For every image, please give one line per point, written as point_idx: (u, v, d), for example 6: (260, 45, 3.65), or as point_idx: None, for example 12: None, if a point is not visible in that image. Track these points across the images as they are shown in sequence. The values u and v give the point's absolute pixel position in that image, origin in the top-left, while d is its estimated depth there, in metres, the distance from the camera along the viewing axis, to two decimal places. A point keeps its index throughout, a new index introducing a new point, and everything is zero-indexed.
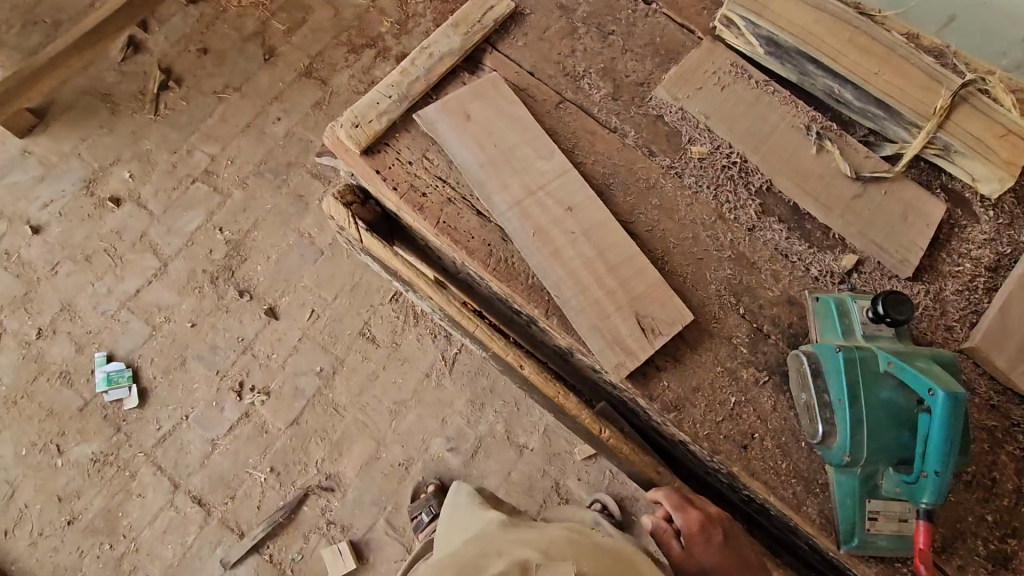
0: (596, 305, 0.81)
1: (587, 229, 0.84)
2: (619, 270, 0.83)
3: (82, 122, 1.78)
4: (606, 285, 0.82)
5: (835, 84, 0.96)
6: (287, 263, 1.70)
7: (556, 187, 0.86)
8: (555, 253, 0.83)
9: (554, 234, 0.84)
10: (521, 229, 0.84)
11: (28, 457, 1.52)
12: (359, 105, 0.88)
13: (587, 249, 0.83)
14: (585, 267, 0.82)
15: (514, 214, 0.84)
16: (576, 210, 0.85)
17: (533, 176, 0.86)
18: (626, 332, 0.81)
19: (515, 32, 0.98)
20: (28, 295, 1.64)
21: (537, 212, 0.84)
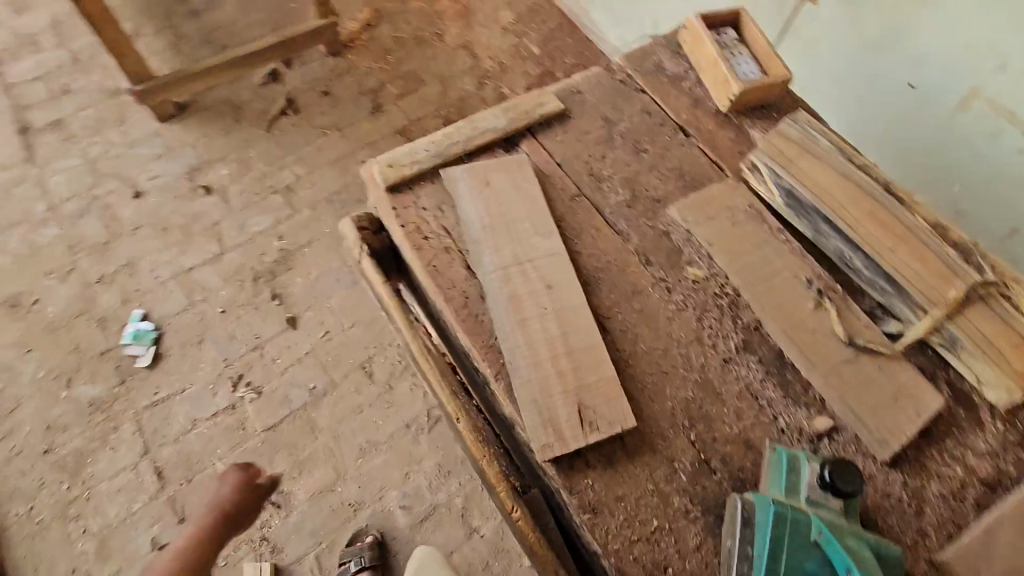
0: (543, 381, 0.83)
1: (558, 310, 0.88)
2: (576, 356, 0.85)
3: (210, 122, 2.11)
4: (558, 365, 0.84)
5: (847, 249, 0.98)
6: (323, 283, 1.85)
7: (543, 264, 0.91)
8: (521, 323, 0.86)
9: (526, 305, 0.88)
10: (496, 292, 0.88)
11: (40, 381, 1.66)
12: (400, 151, 1.01)
13: (552, 328, 0.86)
14: (544, 343, 0.85)
15: (496, 277, 0.89)
16: (555, 290, 0.89)
17: (525, 249, 0.92)
18: (563, 417, 0.81)
19: (557, 127, 1.09)
20: (107, 245, 1.87)
21: (518, 282, 0.89)
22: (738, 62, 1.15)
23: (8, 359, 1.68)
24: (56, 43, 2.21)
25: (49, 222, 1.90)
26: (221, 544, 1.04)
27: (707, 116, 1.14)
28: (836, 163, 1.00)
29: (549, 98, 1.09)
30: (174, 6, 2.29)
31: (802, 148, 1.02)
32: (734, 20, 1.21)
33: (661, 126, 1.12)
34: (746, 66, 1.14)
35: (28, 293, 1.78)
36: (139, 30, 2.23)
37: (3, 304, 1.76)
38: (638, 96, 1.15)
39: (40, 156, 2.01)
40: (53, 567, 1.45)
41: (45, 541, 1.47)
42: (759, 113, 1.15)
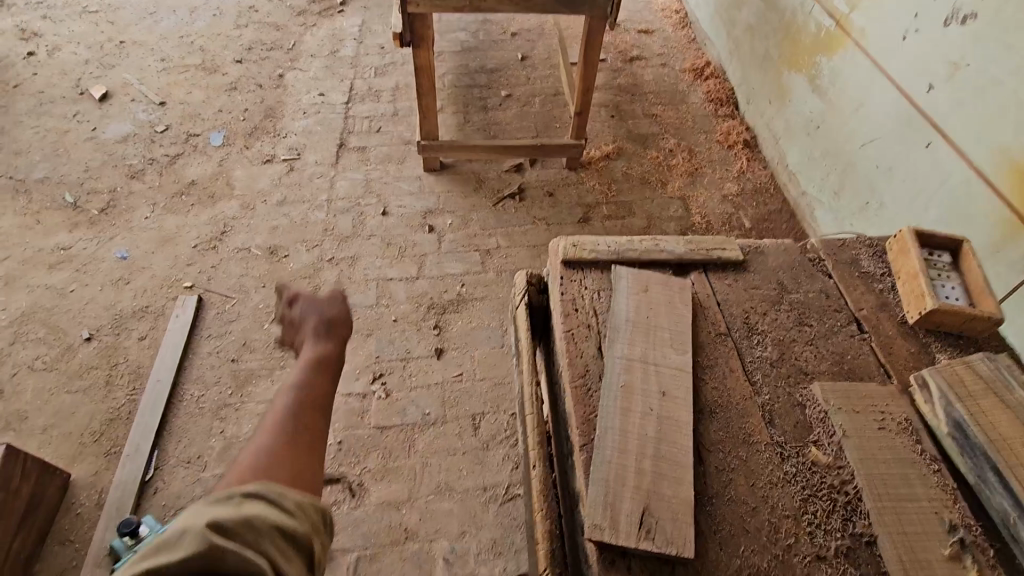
0: (621, 468, 0.88)
1: (662, 417, 0.94)
2: (662, 463, 0.89)
3: (458, 185, 2.63)
4: (641, 461, 0.89)
5: (1014, 513, 0.84)
6: (477, 334, 2.09)
7: (666, 375, 1.00)
8: (625, 411, 0.95)
9: (636, 400, 0.97)
10: (614, 376, 1.00)
11: (257, 310, 2.13)
12: (587, 239, 1.23)
13: (650, 428, 0.93)
14: (638, 438, 0.92)
15: (620, 365, 1.01)
16: (667, 399, 0.97)
17: (655, 355, 1.03)
18: (625, 510, 0.84)
19: (731, 273, 1.20)
20: (348, 239, 2.40)
21: (637, 376, 1.00)
22: (942, 286, 1.13)
23: (247, 287, 2.21)
24: (389, 100, 3.01)
25: (322, 209, 2.52)
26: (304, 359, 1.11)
27: (890, 321, 1.12)
28: None
29: (731, 246, 1.22)
30: (475, 100, 2.98)
31: (987, 387, 0.95)
32: (954, 248, 1.19)
33: (837, 311, 1.14)
34: (950, 292, 1.11)
35: (284, 249, 2.35)
36: (444, 108, 2.94)
37: (266, 249, 2.34)
38: (822, 277, 1.19)
39: (341, 165, 2.71)
40: (188, 446, 1.78)
41: (195, 424, 1.83)
42: (953, 340, 1.10)
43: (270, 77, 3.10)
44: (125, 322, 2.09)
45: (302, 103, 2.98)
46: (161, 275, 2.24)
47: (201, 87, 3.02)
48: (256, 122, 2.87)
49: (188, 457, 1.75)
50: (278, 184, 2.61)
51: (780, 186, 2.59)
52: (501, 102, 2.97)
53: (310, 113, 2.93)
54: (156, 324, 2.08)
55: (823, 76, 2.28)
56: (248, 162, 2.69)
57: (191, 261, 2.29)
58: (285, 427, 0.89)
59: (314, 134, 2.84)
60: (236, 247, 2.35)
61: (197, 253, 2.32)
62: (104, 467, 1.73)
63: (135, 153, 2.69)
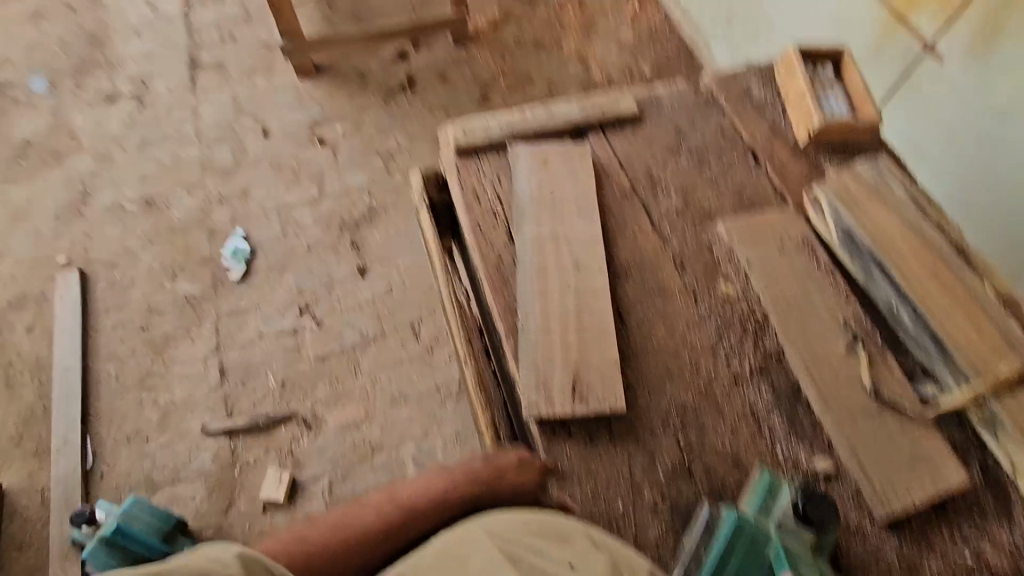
0: (548, 345, 0.90)
1: (580, 289, 0.95)
2: (585, 332, 0.91)
3: (339, 85, 2.37)
4: (566, 335, 0.91)
5: (895, 300, 0.93)
6: (397, 243, 2.01)
7: (577, 246, 1.00)
8: (543, 291, 0.95)
9: (552, 278, 0.96)
10: (528, 259, 0.98)
11: (154, 270, 1.94)
12: (477, 121, 1.14)
13: (569, 302, 0.94)
14: (559, 314, 0.93)
15: (532, 247, 0.99)
16: (582, 270, 0.97)
17: (563, 229, 1.01)
18: (557, 384, 0.87)
19: (629, 128, 1.17)
20: (231, 171, 2.16)
21: (550, 255, 0.99)
22: (828, 100, 1.14)
23: (133, 248, 1.99)
24: None
25: (193, 143, 2.23)
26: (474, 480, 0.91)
27: (783, 145, 1.13)
28: (904, 214, 0.97)
29: (626, 101, 1.18)
30: None
31: (870, 191, 1.00)
32: (835, 58, 1.19)
33: (733, 147, 1.14)
34: (835, 104, 1.13)
35: (162, 197, 2.10)
36: None
37: (142, 201, 2.08)
38: (717, 115, 1.17)
39: (200, 88, 2.36)
40: (122, 424, 1.69)
41: (123, 401, 1.72)
42: (842, 151, 1.13)
43: None
44: (4, 317, 1.86)
45: (130, 20, 2.50)
46: (27, 256, 1.97)
47: None
48: (81, 55, 2.41)
49: (126, 434, 1.67)
50: (132, 125, 2.26)
51: (676, 23, 2.48)
52: None
53: (144, 31, 2.48)
54: (42, 310, 1.87)
55: None
56: (87, 106, 2.29)
57: (58, 234, 2.02)
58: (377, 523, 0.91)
59: (157, 56, 2.42)
60: (106, 206, 2.07)
61: (62, 223, 2.04)
62: (37, 467, 1.64)
63: None
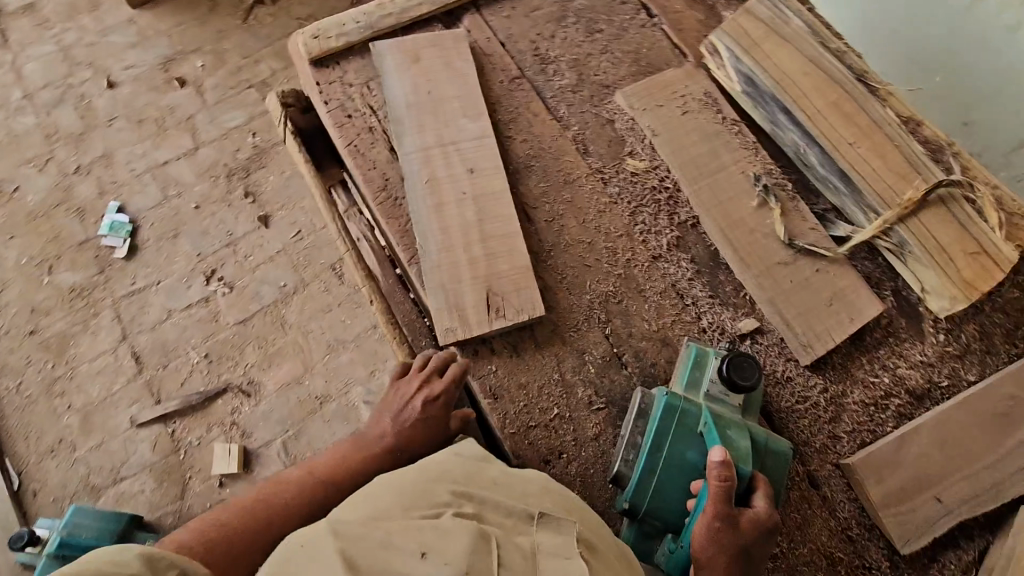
0: (453, 262, 0.83)
1: (478, 196, 0.86)
2: (490, 242, 0.84)
3: (185, 10, 2.03)
4: (470, 249, 0.84)
5: (804, 144, 0.88)
6: (295, 182, 1.82)
7: (467, 148, 0.89)
8: (438, 205, 0.86)
9: (446, 189, 0.87)
10: (415, 172, 0.88)
11: (25, 266, 1.71)
12: (328, 21, 0.97)
13: (468, 212, 0.85)
14: (459, 227, 0.85)
15: (417, 158, 0.88)
16: (477, 175, 0.88)
17: (448, 132, 0.90)
18: (470, 302, 0.81)
19: (505, 1, 1.02)
20: (82, 136, 1.87)
21: (438, 164, 0.88)
22: None
23: None
24: None
25: (26, 111, 1.89)
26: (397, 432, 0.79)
27: None
28: (804, 47, 0.90)
29: None
30: None
31: (768, 28, 0.92)
32: None
33: (623, 4, 1.02)
34: None
35: (9, 181, 1.80)
36: None
37: None
38: None
39: (14, 41, 1.97)
40: (42, 437, 1.55)
41: (34, 414, 1.57)
42: None
43: None
44: None
45: None
46: None
47: None
48: None
49: (49, 446, 1.54)
50: None
51: None
52: None
53: None
54: None
55: None
56: None
57: None
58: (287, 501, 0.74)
59: None
60: None
61: None
62: None
63: None
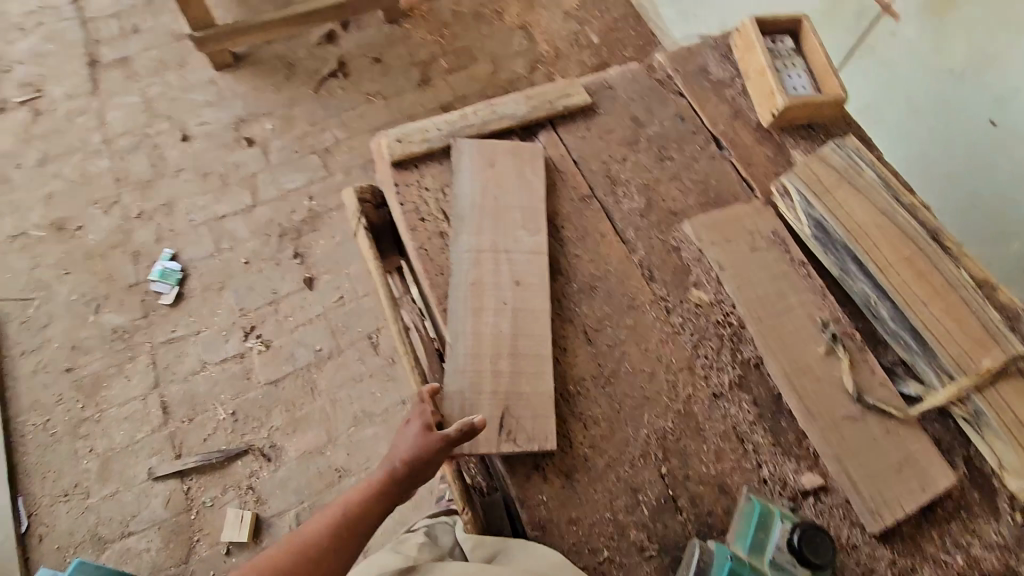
0: (477, 374, 0.83)
1: (518, 310, 0.87)
2: (519, 359, 0.84)
3: (263, 76, 2.17)
4: (497, 363, 0.84)
5: (873, 295, 0.88)
6: (344, 248, 1.87)
7: (535, 263, 0.91)
8: (477, 311, 0.87)
9: (488, 296, 0.88)
10: (462, 274, 0.89)
11: (74, 302, 1.75)
12: (412, 127, 1.02)
13: (505, 324, 0.86)
14: (492, 339, 0.85)
15: (468, 260, 0.90)
16: (521, 288, 0.89)
17: (517, 244, 0.92)
18: (488, 418, 0.80)
19: (581, 121, 1.06)
20: (150, 182, 1.96)
21: (487, 269, 0.90)
22: (789, 76, 1.06)
23: (47, 280, 1.78)
24: None
25: (103, 155, 2.00)
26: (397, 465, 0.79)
27: (745, 128, 1.06)
28: (876, 199, 0.92)
29: (575, 91, 1.07)
30: None
31: (841, 176, 0.94)
32: (794, 28, 1.11)
33: (694, 135, 1.06)
34: (797, 80, 1.05)
35: (73, 219, 1.88)
36: None
37: (50, 226, 1.87)
38: (674, 99, 1.09)
39: (103, 89, 2.11)
40: (58, 479, 1.53)
41: (54, 454, 1.56)
42: (805, 132, 1.06)
43: None
44: None
45: (12, 16, 2.23)
46: None
47: None
48: None
49: (63, 489, 1.52)
50: (28, 137, 2.02)
51: None
52: None
53: (30, 29, 2.21)
54: None
55: None
56: None
57: None
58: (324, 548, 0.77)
59: (48, 56, 2.16)
60: (9, 235, 1.85)
61: None
62: None
63: None
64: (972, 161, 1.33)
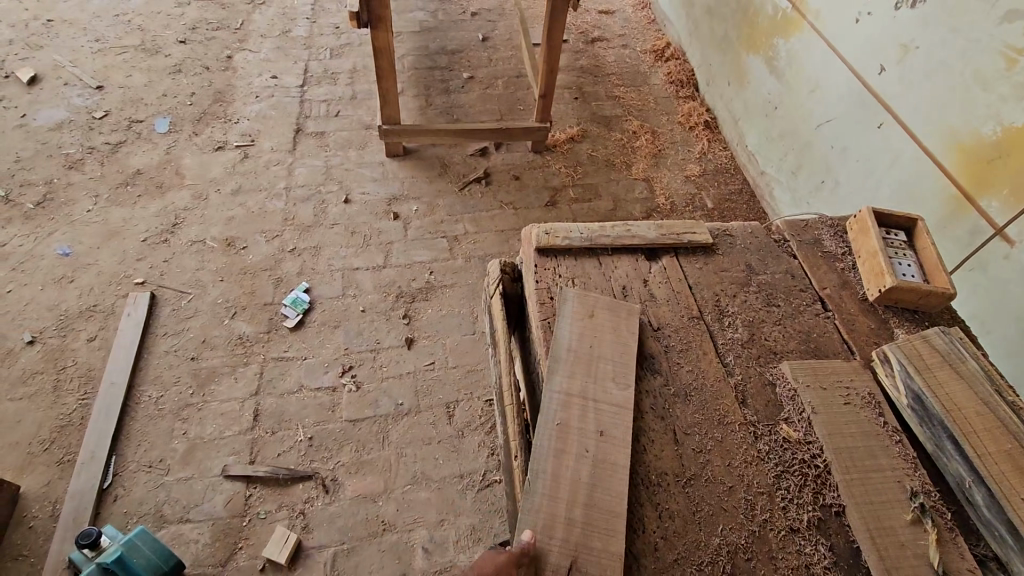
0: (550, 515, 0.86)
1: (598, 459, 0.91)
2: (594, 511, 0.86)
3: (422, 169, 2.59)
4: (572, 511, 0.86)
5: (968, 477, 0.89)
6: (447, 321, 2.06)
7: (614, 413, 0.95)
8: (559, 453, 0.92)
9: (571, 441, 0.93)
10: (551, 413, 0.96)
11: (218, 305, 2.04)
12: (558, 226, 1.22)
13: (583, 471, 0.90)
14: (569, 484, 0.89)
15: (557, 401, 0.97)
16: (605, 439, 0.92)
17: (597, 391, 0.98)
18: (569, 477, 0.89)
19: (700, 256, 1.22)
20: (309, 228, 2.32)
21: (574, 415, 0.96)
22: (899, 264, 1.17)
23: (204, 281, 2.11)
24: (347, 83, 2.95)
25: (281, 197, 2.42)
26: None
27: (851, 297, 1.17)
28: (981, 389, 0.96)
29: (701, 231, 1.24)
30: (436, 84, 2.97)
31: (943, 359, 1.00)
32: (909, 226, 1.24)
33: (802, 291, 1.18)
34: (907, 269, 1.16)
35: (241, 240, 2.25)
36: (404, 92, 2.91)
37: (223, 240, 2.24)
38: (787, 258, 1.23)
39: (299, 150, 2.62)
40: (149, 450, 1.69)
41: (155, 427, 1.74)
42: (909, 315, 1.15)
43: (218, 59, 3.00)
44: (71, 323, 1.97)
45: (253, 86, 2.88)
46: (108, 271, 2.12)
47: (142, 69, 2.90)
48: (205, 107, 2.76)
49: (149, 461, 1.67)
50: (232, 171, 2.50)
51: (741, 166, 2.66)
52: (462, 84, 2.98)
53: (263, 97, 2.83)
54: (106, 323, 1.97)
55: (780, 58, 2.35)
56: (197, 150, 2.57)
57: (141, 256, 2.17)
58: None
59: (268, 118, 2.74)
60: (190, 239, 2.24)
61: (147, 247, 2.20)
62: (57, 476, 1.64)
63: (72, 142, 2.55)
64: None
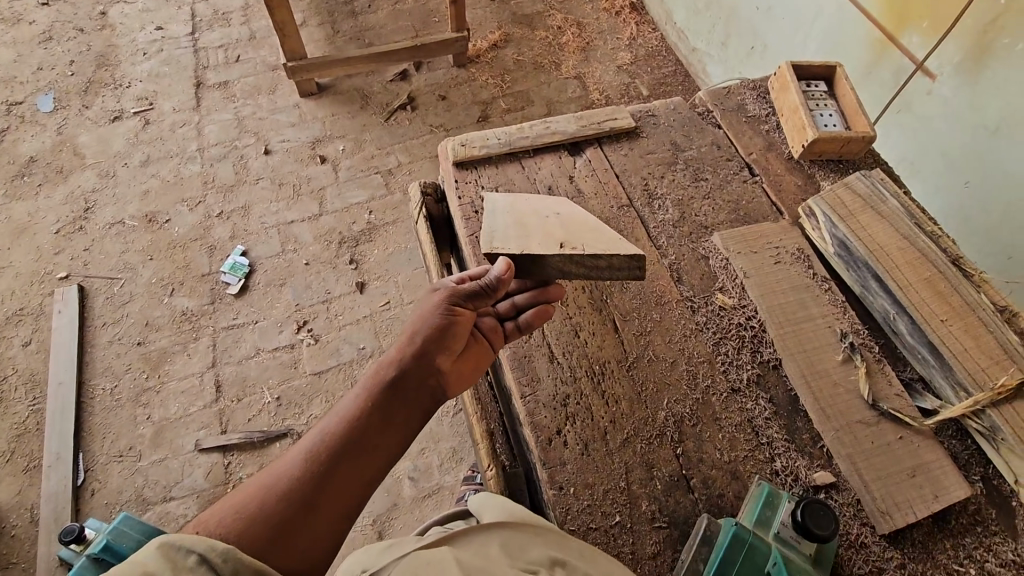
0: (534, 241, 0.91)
1: (564, 220, 0.97)
2: (576, 232, 0.94)
3: (341, 104, 2.42)
4: (556, 235, 0.93)
5: (893, 311, 0.92)
6: (395, 259, 2.02)
7: (559, 206, 1.01)
8: (521, 221, 0.96)
9: (530, 218, 0.97)
10: (499, 212, 0.98)
11: (154, 284, 1.95)
12: (473, 135, 1.16)
13: (554, 223, 0.96)
14: (546, 230, 0.94)
15: (504, 203, 0.99)
16: (562, 213, 0.99)
17: (537, 200, 1.02)
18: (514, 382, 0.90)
19: (624, 142, 1.18)
20: (232, 187, 2.18)
21: (523, 206, 1.00)
22: (820, 115, 1.15)
23: (133, 263, 1.99)
24: (242, 22, 2.67)
25: (195, 160, 2.26)
26: (413, 345, 0.83)
27: (778, 158, 1.15)
28: (900, 224, 0.97)
29: (622, 116, 1.19)
30: (339, 8, 2.71)
31: (864, 202, 1.01)
32: (828, 74, 1.21)
33: (728, 161, 1.15)
34: (829, 119, 1.14)
35: (163, 213, 2.11)
36: (307, 23, 2.66)
37: (143, 217, 2.10)
38: (711, 129, 1.19)
39: (204, 106, 2.40)
40: (116, 440, 1.67)
41: (117, 416, 1.71)
42: (834, 165, 1.15)
43: (91, 17, 2.67)
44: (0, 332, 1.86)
45: (138, 42, 2.59)
46: (26, 270, 1.98)
47: (6, 43, 2.57)
48: (88, 75, 2.49)
49: (118, 451, 1.65)
50: (135, 142, 2.30)
51: (672, 46, 2.56)
52: (368, 4, 2.73)
53: (151, 53, 2.56)
54: (38, 325, 1.87)
55: None
56: (92, 124, 2.34)
57: (58, 249, 2.03)
58: (297, 499, 0.69)
59: (162, 76, 2.49)
60: (108, 221, 2.09)
61: (62, 238, 2.05)
62: (27, 483, 1.61)
63: None
64: (1009, 214, 1.36)
